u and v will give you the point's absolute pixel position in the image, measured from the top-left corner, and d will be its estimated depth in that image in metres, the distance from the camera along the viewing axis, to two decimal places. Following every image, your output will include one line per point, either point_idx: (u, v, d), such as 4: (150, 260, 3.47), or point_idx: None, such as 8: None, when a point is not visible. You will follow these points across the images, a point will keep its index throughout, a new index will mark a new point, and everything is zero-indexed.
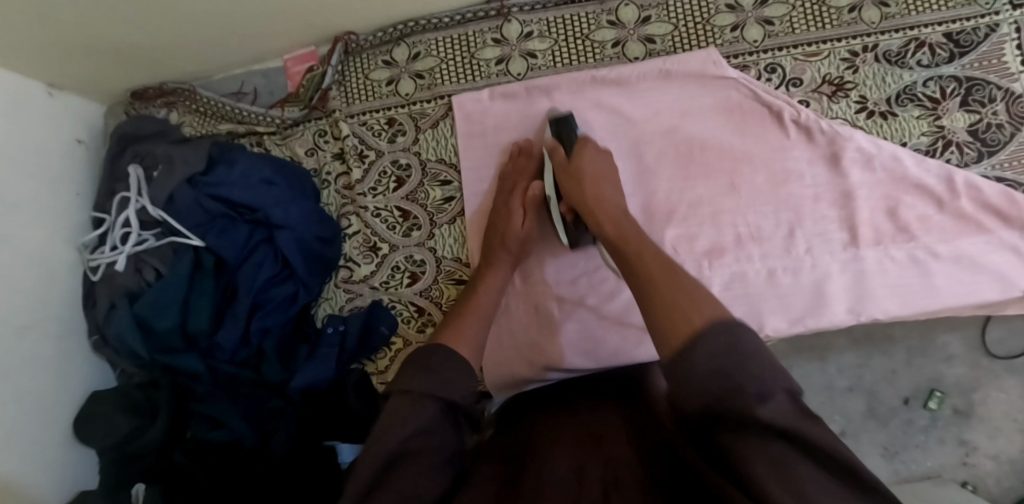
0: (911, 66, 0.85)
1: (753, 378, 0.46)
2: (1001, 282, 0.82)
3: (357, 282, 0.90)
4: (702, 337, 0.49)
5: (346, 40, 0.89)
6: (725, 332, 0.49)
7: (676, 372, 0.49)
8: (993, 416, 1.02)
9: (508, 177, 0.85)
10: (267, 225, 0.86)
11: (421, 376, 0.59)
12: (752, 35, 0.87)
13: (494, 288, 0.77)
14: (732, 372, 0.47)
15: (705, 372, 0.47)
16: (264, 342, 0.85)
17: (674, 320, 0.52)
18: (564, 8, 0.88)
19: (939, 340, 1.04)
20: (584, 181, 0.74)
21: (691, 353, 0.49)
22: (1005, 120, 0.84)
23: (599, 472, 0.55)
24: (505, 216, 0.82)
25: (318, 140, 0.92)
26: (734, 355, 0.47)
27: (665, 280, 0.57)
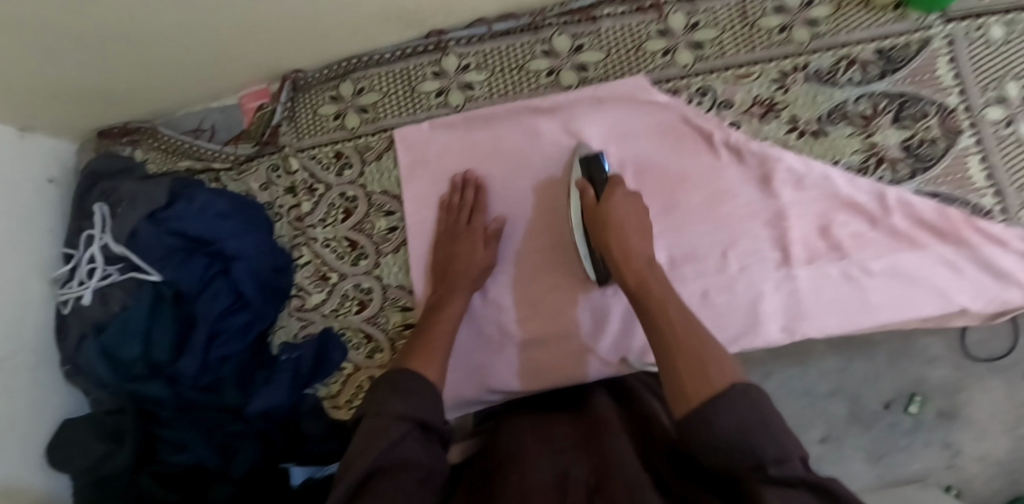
0: (842, 84, 0.86)
1: (772, 436, 0.52)
2: (943, 298, 0.82)
3: (310, 310, 0.94)
4: (724, 398, 0.54)
5: (293, 78, 0.94)
6: (748, 397, 0.54)
7: (696, 426, 0.54)
8: (977, 418, 1.02)
9: (455, 207, 0.88)
10: (223, 258, 0.89)
11: (394, 400, 0.67)
12: (682, 59, 0.88)
13: (453, 314, 0.81)
14: (751, 433, 0.52)
15: (726, 434, 0.53)
16: (223, 368, 0.88)
17: (696, 381, 0.56)
18: (500, 40, 0.90)
19: (920, 344, 1.04)
20: (607, 232, 0.74)
21: (714, 412, 0.54)
22: (938, 135, 0.84)
23: (582, 477, 0.60)
24: (466, 245, 0.85)
25: (270, 175, 0.96)
26: (757, 419, 0.53)
27: (689, 343, 0.59)
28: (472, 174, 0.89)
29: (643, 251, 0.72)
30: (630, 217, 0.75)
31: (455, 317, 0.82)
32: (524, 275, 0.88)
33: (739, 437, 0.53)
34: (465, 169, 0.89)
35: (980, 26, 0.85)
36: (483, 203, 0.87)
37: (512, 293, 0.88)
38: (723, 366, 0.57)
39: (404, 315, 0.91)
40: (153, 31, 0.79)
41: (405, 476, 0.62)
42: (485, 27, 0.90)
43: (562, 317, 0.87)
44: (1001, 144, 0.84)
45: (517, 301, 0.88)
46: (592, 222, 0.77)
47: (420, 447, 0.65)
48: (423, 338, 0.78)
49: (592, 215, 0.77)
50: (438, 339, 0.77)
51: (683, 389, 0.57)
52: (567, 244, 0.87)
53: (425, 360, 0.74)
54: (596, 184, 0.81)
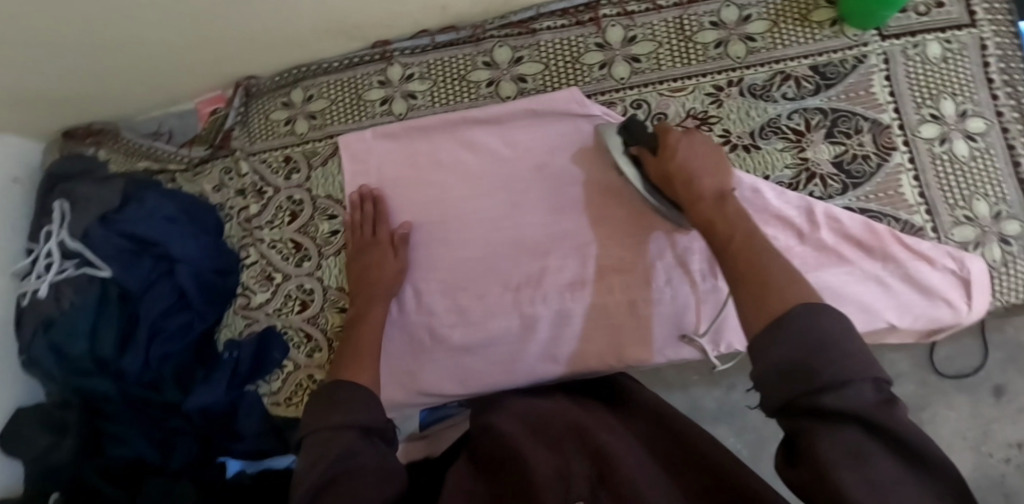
0: (775, 99, 0.86)
1: (834, 362, 0.48)
2: (868, 315, 0.82)
3: (254, 309, 0.96)
4: (788, 317, 0.51)
5: (245, 84, 0.97)
6: (812, 319, 0.50)
7: (762, 348, 0.51)
8: (942, 436, 1.03)
9: (359, 225, 0.91)
10: (168, 259, 0.92)
11: (338, 411, 0.70)
12: (618, 72, 0.89)
13: (378, 321, 0.84)
14: (815, 359, 0.48)
15: (788, 359, 0.49)
16: (164, 366, 0.91)
17: (763, 304, 0.54)
18: (443, 50, 0.93)
19: (886, 359, 1.05)
20: (670, 181, 0.75)
21: (772, 338, 0.51)
22: (871, 151, 0.84)
23: (584, 470, 0.64)
24: (375, 255, 0.88)
25: (223, 177, 0.99)
26: (822, 341, 0.49)
27: (752, 268, 0.58)
28: (368, 189, 0.92)
29: (713, 191, 0.70)
30: (692, 157, 0.74)
31: (379, 324, 0.85)
32: (457, 281, 0.90)
33: (799, 355, 0.49)
34: (359, 185, 0.93)
35: (917, 44, 0.85)
36: (383, 213, 0.90)
37: (444, 299, 0.90)
38: (788, 288, 0.54)
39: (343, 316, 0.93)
40: (98, 40, 0.83)
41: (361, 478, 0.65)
42: (429, 38, 0.92)
43: (493, 321, 0.89)
44: (934, 162, 0.83)
45: (449, 306, 0.90)
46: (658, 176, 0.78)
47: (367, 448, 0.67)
48: (356, 348, 0.81)
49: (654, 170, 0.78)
50: (370, 350, 0.81)
51: (752, 311, 0.54)
52: (502, 251, 0.89)
53: (357, 370, 0.77)
54: (648, 144, 0.81)
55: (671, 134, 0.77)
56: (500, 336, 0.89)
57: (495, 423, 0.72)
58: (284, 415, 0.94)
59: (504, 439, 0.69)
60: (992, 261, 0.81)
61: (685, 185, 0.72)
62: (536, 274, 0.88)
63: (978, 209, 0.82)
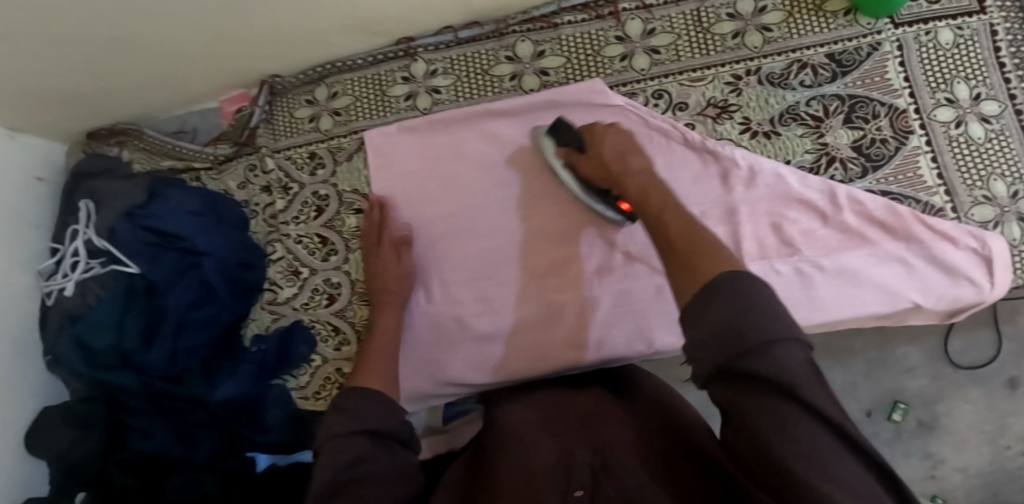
0: (794, 87, 0.88)
1: (759, 324, 0.48)
2: (891, 296, 0.83)
3: (281, 303, 0.97)
4: (715, 283, 0.52)
5: (270, 83, 0.98)
6: (734, 281, 0.51)
7: (699, 308, 0.51)
8: (957, 429, 1.12)
9: (367, 234, 0.92)
10: (193, 254, 0.92)
11: (345, 418, 0.70)
12: (639, 63, 0.91)
13: (388, 331, 0.86)
14: (744, 318, 0.49)
15: (717, 320, 0.49)
16: (190, 360, 0.90)
17: (690, 276, 0.55)
18: (465, 46, 0.95)
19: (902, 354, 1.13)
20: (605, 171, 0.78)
21: (706, 301, 0.51)
22: (889, 135, 0.86)
23: (587, 458, 0.63)
24: (379, 264, 0.89)
25: (248, 174, 1.00)
26: (746, 302, 0.49)
27: (684, 240, 0.59)
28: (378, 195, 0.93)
29: (643, 166, 0.74)
30: (619, 141, 0.79)
31: (391, 332, 0.86)
32: (484, 270, 0.91)
33: (729, 319, 0.49)
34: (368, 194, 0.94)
35: (929, 31, 0.87)
36: (389, 220, 0.91)
37: (472, 288, 0.91)
38: (716, 259, 0.55)
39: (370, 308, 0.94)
40: (116, 38, 0.84)
41: (372, 483, 0.65)
42: (452, 34, 0.94)
43: (520, 309, 0.90)
44: (951, 144, 0.85)
45: (477, 296, 0.91)
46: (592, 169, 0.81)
47: (379, 453, 0.68)
48: (367, 360, 0.82)
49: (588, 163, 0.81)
50: (381, 361, 0.81)
51: (683, 280, 0.55)
52: (528, 240, 0.90)
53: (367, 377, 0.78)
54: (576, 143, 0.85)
55: (596, 127, 0.82)
56: (527, 323, 0.89)
57: (499, 419, 0.73)
58: (312, 409, 0.95)
59: (505, 431, 0.70)
60: (1013, 240, 0.83)
61: (617, 161, 0.76)
62: (563, 262, 0.89)
63: (996, 189, 0.84)
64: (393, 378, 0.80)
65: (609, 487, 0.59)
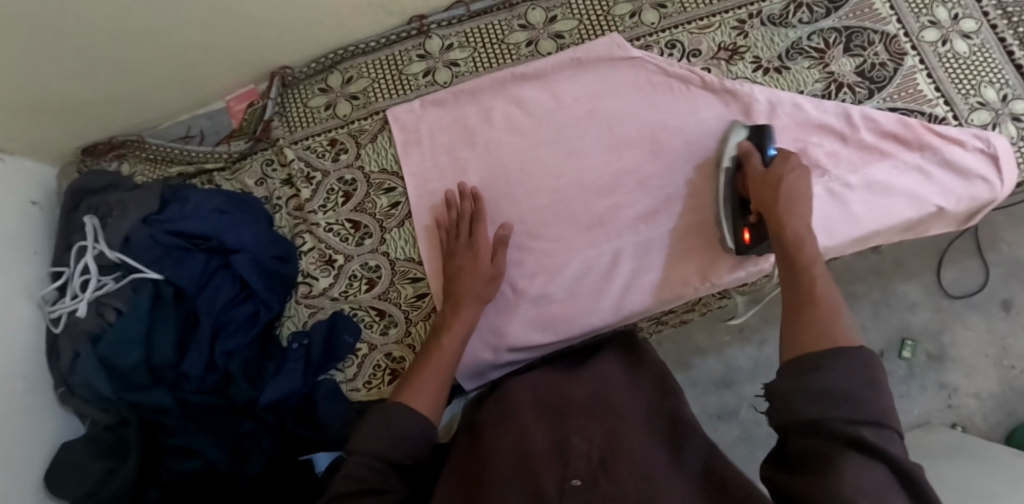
0: (794, 25, 0.94)
1: (875, 405, 0.56)
2: (914, 203, 0.89)
3: (317, 295, 0.92)
4: (847, 356, 0.59)
5: (282, 74, 0.97)
6: (863, 361, 0.58)
7: (814, 370, 0.59)
8: (963, 356, 1.25)
9: (453, 223, 0.88)
10: (222, 253, 0.89)
11: (373, 434, 0.68)
12: (649, 18, 0.95)
13: (461, 330, 0.80)
14: (858, 392, 0.56)
15: (835, 386, 0.57)
16: (231, 363, 0.86)
17: (821, 336, 0.62)
18: (478, 19, 0.96)
19: (902, 292, 1.28)
20: (770, 193, 0.77)
21: (826, 366, 0.58)
22: (886, 59, 0.93)
23: (584, 450, 0.65)
24: (469, 257, 0.85)
25: (265, 169, 0.96)
26: (862, 385, 0.57)
27: (829, 301, 0.66)
28: (468, 187, 0.89)
29: (807, 218, 0.75)
30: (799, 181, 0.77)
31: (459, 336, 0.80)
32: (532, 228, 0.91)
33: (835, 393, 0.56)
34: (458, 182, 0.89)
35: None
36: (479, 215, 0.87)
37: (521, 249, 0.90)
38: (850, 335, 0.62)
39: (416, 286, 0.91)
40: (138, 27, 0.81)
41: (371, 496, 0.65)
42: (464, 8, 0.96)
43: (571, 263, 0.90)
44: (941, 61, 0.93)
45: (524, 257, 0.90)
46: (755, 186, 0.79)
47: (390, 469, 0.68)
48: (417, 371, 0.77)
49: (757, 180, 0.79)
50: (435, 366, 0.76)
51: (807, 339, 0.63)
52: (568, 195, 0.91)
53: (414, 392, 0.73)
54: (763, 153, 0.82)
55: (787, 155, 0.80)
56: (583, 274, 0.90)
57: (511, 398, 0.75)
58: (365, 400, 0.89)
59: (513, 410, 0.73)
60: (1010, 138, 0.91)
61: (774, 195, 0.76)
62: (612, 211, 0.90)
63: (988, 94, 0.92)
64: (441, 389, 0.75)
65: (608, 483, 0.62)
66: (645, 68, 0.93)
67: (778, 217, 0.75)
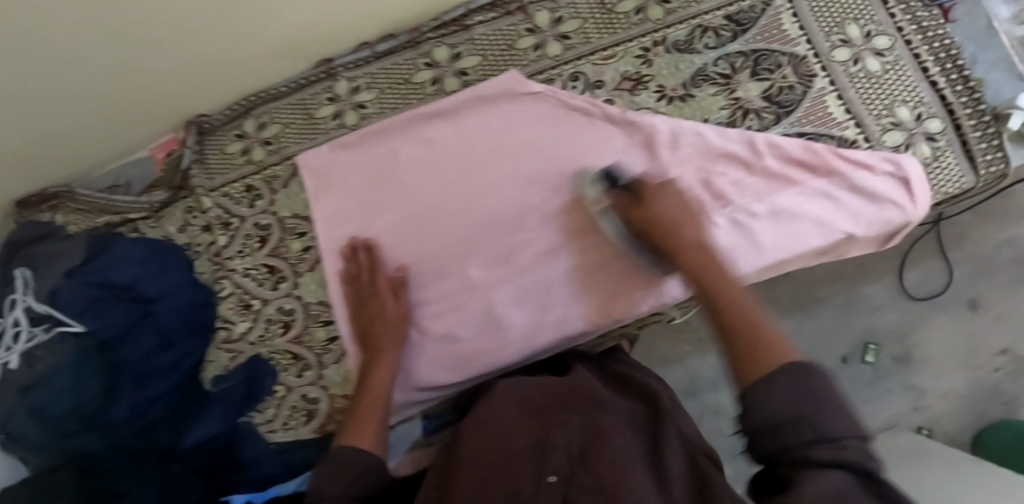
0: (699, 50, 0.93)
1: (830, 417, 0.57)
2: (817, 229, 0.88)
3: (237, 340, 0.95)
4: (777, 376, 0.60)
5: (197, 122, 0.99)
6: (797, 375, 0.60)
7: (758, 396, 0.59)
8: (930, 357, 1.31)
9: (355, 275, 0.91)
10: (143, 302, 0.92)
11: (329, 471, 0.72)
12: (552, 51, 0.94)
13: (384, 378, 0.83)
14: (813, 410, 0.57)
15: (783, 410, 0.58)
16: (154, 409, 0.89)
17: (756, 362, 0.63)
18: (384, 60, 0.97)
19: (865, 294, 1.32)
20: (654, 231, 0.79)
21: (768, 390, 0.59)
22: (795, 82, 0.91)
23: (564, 443, 0.69)
24: (376, 304, 0.88)
25: (187, 216, 0.99)
26: (813, 399, 0.58)
27: (742, 325, 0.67)
28: (358, 239, 0.92)
29: (697, 237, 0.76)
30: (675, 206, 0.79)
31: (385, 378, 0.84)
32: (439, 267, 0.92)
33: (794, 407, 0.58)
34: (349, 236, 0.93)
35: None
36: (378, 261, 0.90)
37: (431, 288, 0.92)
38: (779, 351, 0.63)
39: (327, 329, 0.93)
40: (53, 87, 0.86)
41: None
42: (369, 49, 0.96)
43: (476, 301, 0.91)
44: (852, 80, 0.91)
45: (430, 298, 0.91)
46: (642, 228, 0.81)
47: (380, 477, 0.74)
48: (357, 412, 0.80)
49: (637, 219, 0.81)
50: (370, 413, 0.79)
51: (747, 367, 0.63)
52: (473, 232, 0.92)
53: (360, 432, 0.77)
54: (624, 191, 0.84)
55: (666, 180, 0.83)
56: (490, 311, 0.91)
57: (498, 388, 0.79)
58: (282, 441, 0.93)
59: (501, 401, 0.76)
60: (924, 158, 0.89)
61: (663, 234, 0.78)
62: (522, 245, 0.91)
63: (901, 114, 0.90)
64: (383, 431, 0.79)
65: (585, 474, 0.68)
66: (544, 102, 0.92)
67: (671, 247, 0.77)
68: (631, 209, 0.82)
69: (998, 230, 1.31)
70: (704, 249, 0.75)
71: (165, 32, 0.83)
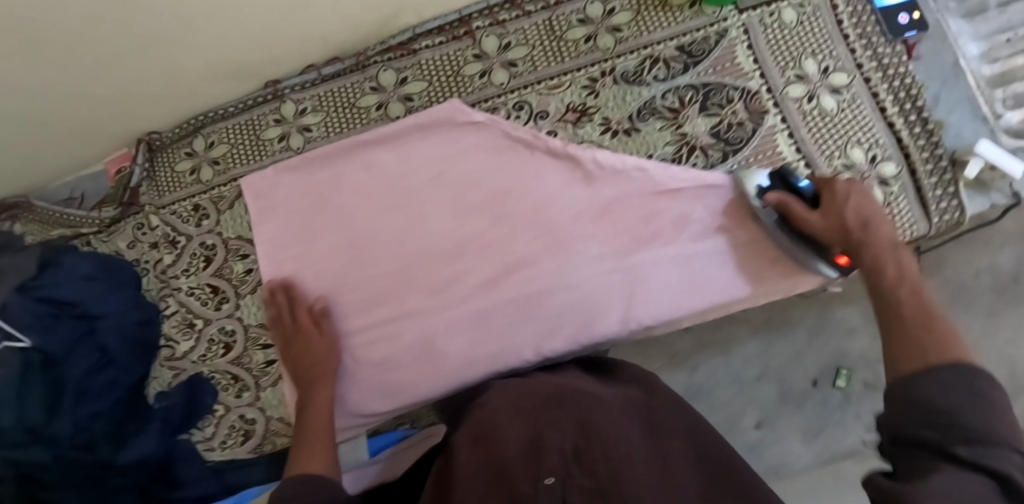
0: (648, 82, 0.90)
1: (977, 421, 0.50)
2: (746, 279, 0.86)
3: (180, 358, 0.97)
4: (938, 369, 0.55)
5: (148, 140, 1.00)
6: (962, 370, 0.54)
7: (908, 385, 0.56)
8: None
9: (279, 318, 0.91)
10: (88, 319, 0.92)
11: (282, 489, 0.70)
12: (498, 78, 0.92)
13: (324, 401, 0.83)
14: (962, 410, 0.51)
15: (938, 402, 0.52)
16: (95, 425, 0.89)
17: (915, 352, 0.59)
18: (331, 83, 0.96)
19: (838, 316, 1.18)
20: (840, 233, 0.75)
21: (926, 382, 0.55)
22: (745, 118, 0.88)
23: (558, 443, 0.62)
24: (300, 341, 0.89)
25: (136, 232, 1.01)
26: (970, 395, 0.52)
27: (917, 314, 0.63)
28: (280, 281, 0.92)
29: (890, 238, 0.73)
30: (863, 208, 0.75)
31: (326, 401, 0.84)
32: (373, 296, 0.91)
33: (944, 396, 0.53)
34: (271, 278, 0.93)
35: (773, 12, 0.90)
36: (298, 297, 0.91)
37: (369, 316, 0.91)
38: (942, 346, 0.58)
39: (265, 352, 0.95)
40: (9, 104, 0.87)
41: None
42: (316, 72, 0.97)
43: (406, 333, 0.90)
44: (805, 118, 0.88)
45: (365, 328, 0.90)
46: (817, 229, 0.77)
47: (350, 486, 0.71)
48: (304, 436, 0.79)
49: (818, 226, 0.77)
50: (315, 435, 0.79)
51: (903, 358, 0.59)
52: (407, 262, 0.91)
53: (310, 455, 0.76)
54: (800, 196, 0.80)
55: (834, 184, 0.78)
56: (422, 345, 0.89)
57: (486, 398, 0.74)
58: (219, 459, 0.95)
59: (490, 407, 0.71)
60: (877, 203, 0.85)
61: (862, 230, 0.73)
62: (458, 276, 0.90)
63: (854, 156, 0.86)
64: (335, 453, 0.78)
65: (583, 475, 0.60)
66: (481, 134, 0.91)
67: (855, 244, 0.73)
68: (810, 215, 0.78)
69: (977, 256, 1.18)
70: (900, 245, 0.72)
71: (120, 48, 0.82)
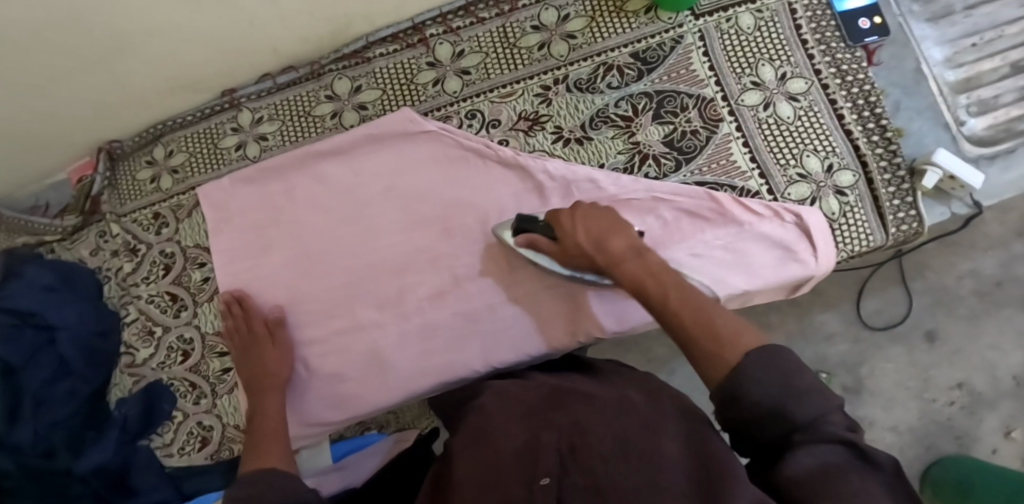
0: (602, 89, 0.89)
1: (803, 402, 0.46)
2: (556, 330, 0.85)
3: (139, 365, 0.98)
4: (742, 367, 0.49)
5: (108, 148, 1.01)
6: (767, 358, 0.48)
7: (730, 391, 0.48)
8: None
9: (232, 328, 0.90)
10: (47, 328, 0.93)
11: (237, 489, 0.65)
12: (451, 86, 0.92)
13: (274, 411, 0.81)
14: (784, 393, 0.47)
15: (756, 396, 0.47)
16: (53, 434, 0.90)
17: (714, 355, 0.51)
18: (287, 91, 0.97)
19: (818, 320, 1.08)
20: (584, 258, 0.71)
21: (738, 384, 0.48)
22: (699, 126, 0.86)
23: (557, 440, 0.54)
24: (253, 350, 0.87)
25: (99, 241, 1.02)
26: (782, 383, 0.47)
27: (693, 320, 0.55)
28: (234, 294, 0.91)
29: (627, 245, 0.66)
30: (591, 227, 0.70)
31: (276, 411, 0.82)
32: (326, 305, 0.91)
33: (765, 388, 0.47)
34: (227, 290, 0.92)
35: (730, 17, 0.88)
36: (252, 309, 0.90)
37: (322, 327, 0.90)
38: (737, 333, 0.52)
39: (222, 360, 0.96)
40: None
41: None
42: (271, 80, 0.97)
43: (360, 344, 0.89)
44: (760, 127, 0.86)
45: (317, 339, 0.90)
46: (568, 258, 0.74)
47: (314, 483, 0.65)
48: (258, 441, 0.76)
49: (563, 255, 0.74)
50: (269, 441, 0.76)
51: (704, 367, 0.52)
52: (358, 273, 0.90)
53: (264, 457, 0.73)
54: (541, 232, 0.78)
55: (560, 216, 0.73)
56: (372, 357, 0.89)
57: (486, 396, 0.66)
58: (177, 465, 0.95)
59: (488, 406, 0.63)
60: (831, 213, 0.83)
61: (597, 251, 0.68)
62: (409, 287, 0.89)
63: (809, 165, 0.84)
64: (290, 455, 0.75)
65: (579, 473, 0.51)
66: (436, 142, 0.90)
67: (608, 259, 0.66)
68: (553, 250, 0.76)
69: (958, 260, 1.07)
70: (646, 249, 0.65)
71: (56, 70, 0.82)
